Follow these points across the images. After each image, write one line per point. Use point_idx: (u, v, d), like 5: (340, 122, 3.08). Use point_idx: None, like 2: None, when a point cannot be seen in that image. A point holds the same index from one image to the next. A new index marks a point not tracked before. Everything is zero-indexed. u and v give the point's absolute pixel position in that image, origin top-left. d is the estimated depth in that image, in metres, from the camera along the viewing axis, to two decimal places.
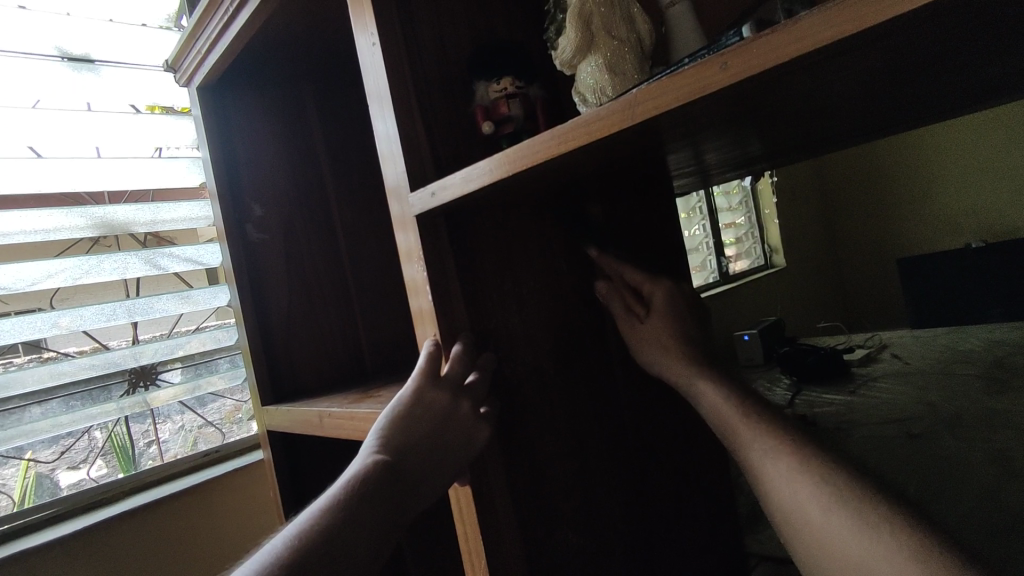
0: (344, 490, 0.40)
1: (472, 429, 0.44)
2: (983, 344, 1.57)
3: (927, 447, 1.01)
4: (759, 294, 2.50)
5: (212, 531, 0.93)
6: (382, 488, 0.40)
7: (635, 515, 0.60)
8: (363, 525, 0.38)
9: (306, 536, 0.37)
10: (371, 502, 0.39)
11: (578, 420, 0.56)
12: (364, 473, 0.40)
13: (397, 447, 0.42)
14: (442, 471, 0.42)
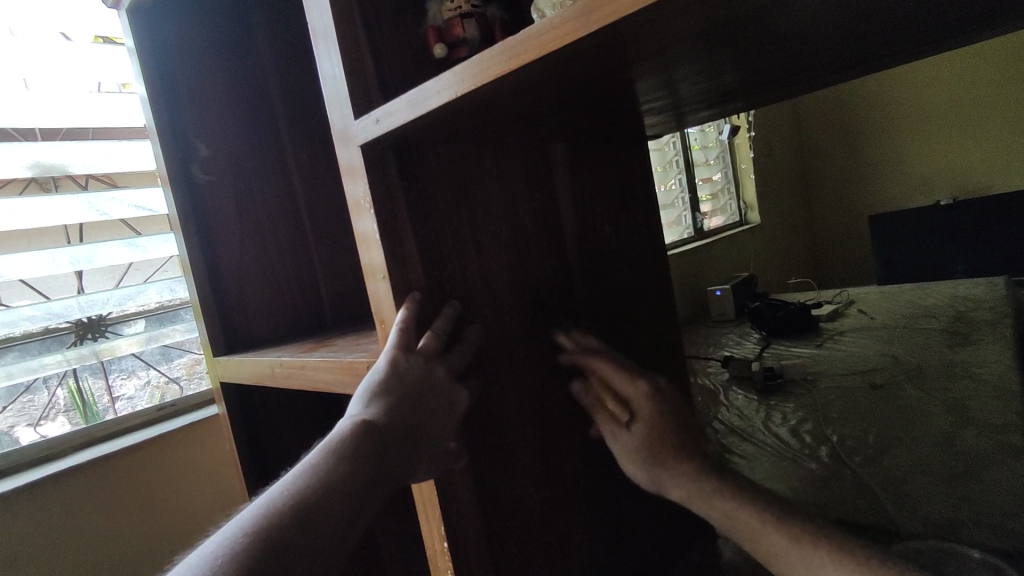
0: (323, 454, 0.38)
1: (450, 394, 0.43)
2: (946, 299, 1.61)
3: (888, 396, 1.03)
4: (734, 250, 2.51)
5: (155, 511, 0.89)
6: (364, 452, 0.38)
7: (599, 466, 0.59)
8: (344, 487, 0.37)
9: (284, 500, 0.35)
10: (354, 466, 0.38)
11: (540, 370, 0.54)
12: (344, 438, 0.39)
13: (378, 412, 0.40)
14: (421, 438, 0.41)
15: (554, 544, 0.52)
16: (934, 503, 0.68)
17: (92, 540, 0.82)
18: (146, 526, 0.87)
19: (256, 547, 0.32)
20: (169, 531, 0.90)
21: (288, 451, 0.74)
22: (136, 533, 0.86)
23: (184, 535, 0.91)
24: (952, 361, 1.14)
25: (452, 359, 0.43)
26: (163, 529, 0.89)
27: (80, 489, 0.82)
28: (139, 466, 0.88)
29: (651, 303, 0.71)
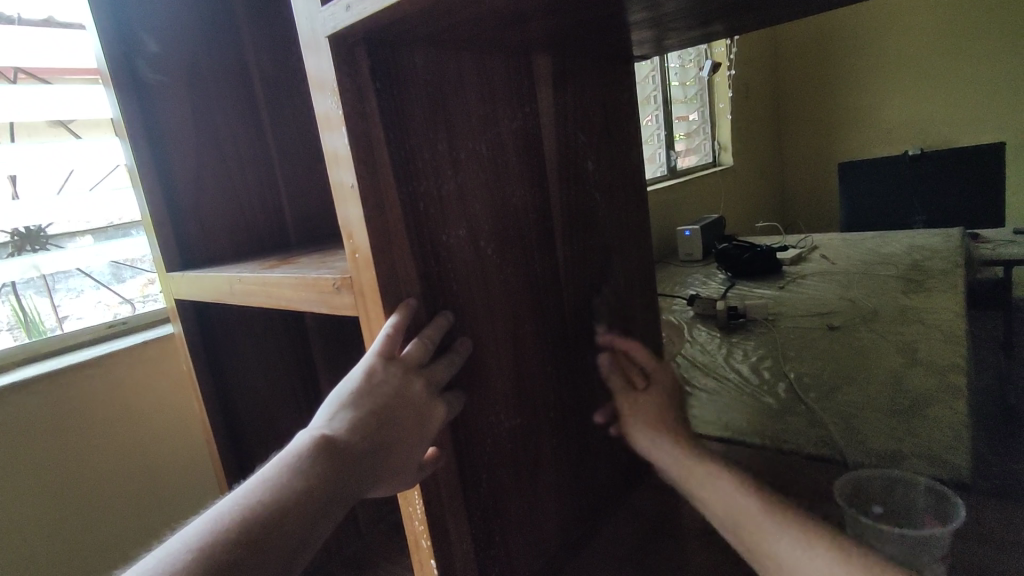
0: (281, 468, 0.39)
1: (423, 411, 0.42)
2: (905, 247, 1.66)
3: (844, 337, 1.06)
4: (706, 191, 2.51)
5: (104, 462, 0.78)
6: (325, 467, 0.39)
7: (573, 395, 0.58)
8: (299, 503, 0.38)
9: (235, 513, 0.36)
10: (310, 483, 0.38)
11: (518, 296, 0.52)
12: (305, 452, 0.40)
13: (343, 428, 0.41)
14: (387, 456, 0.41)
15: (523, 466, 0.52)
16: (880, 436, 0.71)
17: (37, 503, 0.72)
18: (97, 480, 0.78)
19: (196, 563, 0.34)
20: (129, 482, 0.81)
21: (249, 370, 0.71)
22: (86, 492, 0.76)
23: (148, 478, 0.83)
24: (905, 306, 1.18)
25: (433, 370, 0.42)
26: (122, 474, 0.80)
27: (21, 424, 0.72)
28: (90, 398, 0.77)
29: (630, 234, 0.69)
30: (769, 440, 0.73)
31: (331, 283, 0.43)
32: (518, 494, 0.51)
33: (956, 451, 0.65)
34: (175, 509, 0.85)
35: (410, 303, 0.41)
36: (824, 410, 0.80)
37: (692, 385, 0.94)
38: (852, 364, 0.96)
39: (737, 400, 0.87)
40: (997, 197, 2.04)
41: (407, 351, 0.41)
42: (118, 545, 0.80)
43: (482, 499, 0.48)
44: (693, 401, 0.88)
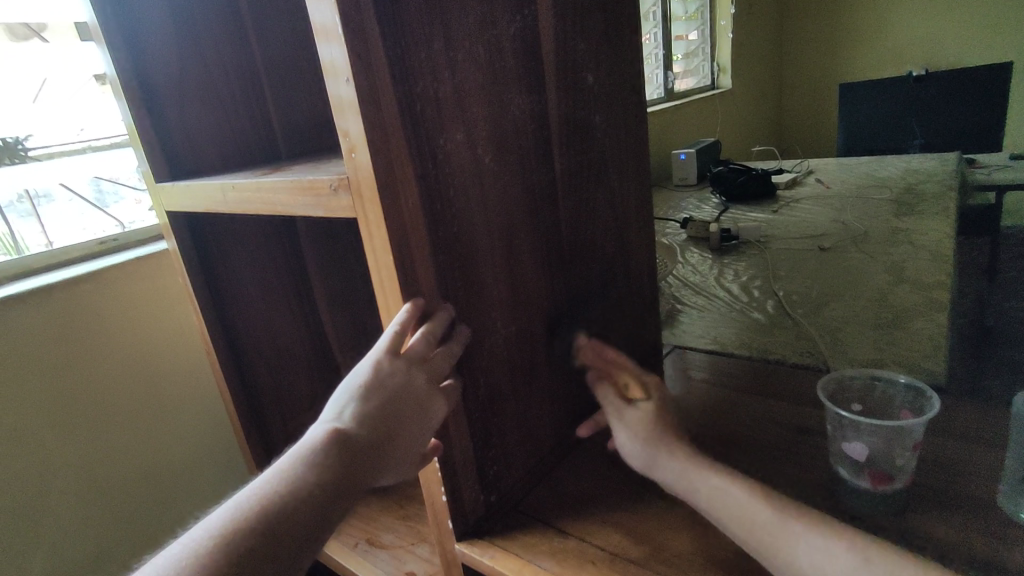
0: (296, 461, 0.42)
1: (426, 405, 0.45)
2: (900, 171, 1.65)
3: (834, 257, 1.08)
4: (704, 114, 2.46)
5: (100, 387, 0.74)
6: (333, 460, 0.43)
7: (570, 308, 0.59)
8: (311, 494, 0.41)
9: (253, 506, 0.40)
10: (323, 476, 0.42)
11: (515, 206, 0.51)
12: (319, 445, 0.43)
13: (353, 421, 0.44)
14: (394, 447, 0.45)
15: (520, 372, 0.54)
16: (863, 348, 0.74)
17: (39, 440, 0.69)
18: (112, 416, 0.75)
19: (221, 550, 0.38)
20: (131, 413, 0.77)
21: (245, 284, 0.72)
22: (97, 433, 0.74)
23: (152, 394, 0.80)
24: (897, 228, 1.19)
25: (435, 363, 0.45)
26: (130, 404, 0.77)
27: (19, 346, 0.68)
28: (80, 320, 0.72)
29: (632, 148, 0.67)
30: (755, 352, 0.75)
31: (328, 186, 0.43)
32: (514, 398, 0.53)
33: (935, 361, 0.68)
34: (188, 431, 0.84)
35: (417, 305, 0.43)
36: (811, 326, 0.82)
37: (682, 304, 0.96)
38: (840, 281, 0.98)
39: (726, 317, 0.89)
40: (996, 120, 2.01)
41: (411, 347, 0.44)
42: (129, 478, 0.78)
43: (481, 402, 0.50)
44: (683, 318, 0.91)
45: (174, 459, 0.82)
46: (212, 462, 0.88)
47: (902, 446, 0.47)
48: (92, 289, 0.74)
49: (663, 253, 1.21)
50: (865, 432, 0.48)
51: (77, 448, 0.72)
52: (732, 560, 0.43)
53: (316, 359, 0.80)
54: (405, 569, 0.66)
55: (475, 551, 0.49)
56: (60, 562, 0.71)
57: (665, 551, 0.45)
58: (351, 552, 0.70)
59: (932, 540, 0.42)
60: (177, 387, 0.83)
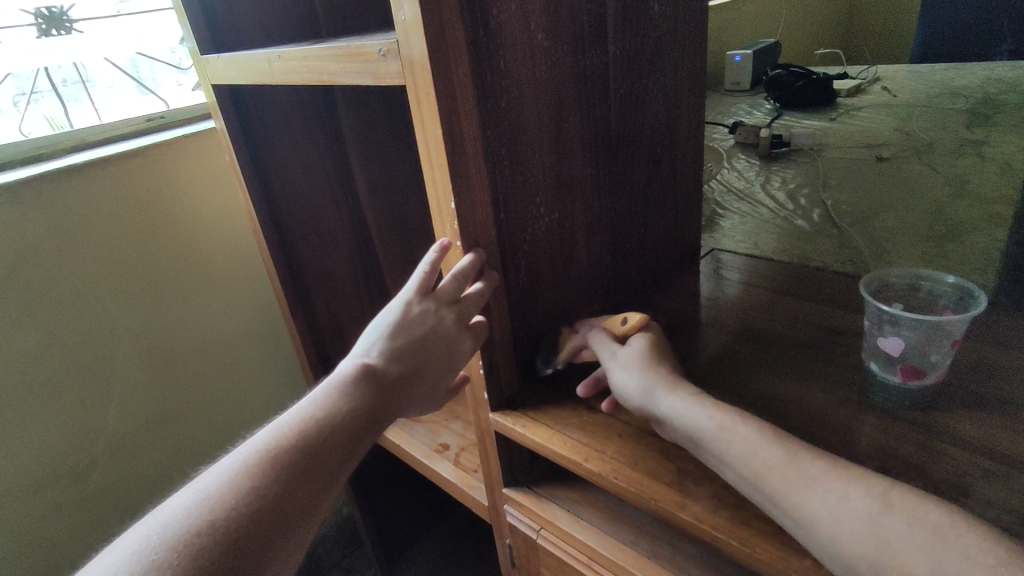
0: (331, 391, 0.44)
1: (456, 342, 0.47)
2: (980, 80, 1.51)
3: (891, 168, 1.02)
4: (767, 12, 2.26)
5: (154, 263, 0.78)
6: (367, 389, 0.44)
7: (612, 200, 0.58)
8: (348, 419, 0.42)
9: (295, 426, 0.41)
10: (357, 404, 0.43)
11: (564, 87, 0.49)
12: (349, 379, 0.45)
13: (382, 358, 0.46)
14: (419, 382, 0.47)
15: (558, 258, 0.54)
16: (910, 259, 0.71)
17: (104, 304, 0.74)
18: (169, 292, 0.80)
19: (270, 464, 0.38)
20: (185, 292, 0.82)
21: (290, 167, 0.73)
22: (156, 309, 0.79)
23: (202, 273, 0.83)
24: (966, 140, 1.11)
25: (466, 303, 0.46)
26: (184, 283, 0.82)
27: (82, 216, 0.71)
28: (134, 196, 0.75)
29: (692, 33, 0.63)
30: (795, 257, 0.74)
31: (377, 52, 0.42)
32: (552, 284, 0.54)
33: (986, 274, 0.66)
34: (239, 309, 0.89)
35: (450, 243, 0.46)
36: (858, 235, 0.79)
37: (724, 209, 0.94)
38: (895, 191, 0.93)
39: (769, 224, 0.87)
40: None
41: (443, 284, 0.46)
42: (186, 351, 0.84)
43: (519, 283, 0.51)
44: (724, 223, 0.89)
45: (227, 334, 0.88)
46: (261, 340, 0.93)
47: (940, 344, 0.45)
48: (144, 163, 0.76)
49: (709, 158, 1.17)
50: (905, 327, 0.46)
51: (138, 315, 0.78)
52: None
53: (357, 245, 0.82)
54: (440, 440, 0.72)
55: (508, 419, 0.52)
56: (130, 416, 0.79)
57: None
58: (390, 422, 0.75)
59: (955, 438, 0.43)
60: (226, 269, 0.86)
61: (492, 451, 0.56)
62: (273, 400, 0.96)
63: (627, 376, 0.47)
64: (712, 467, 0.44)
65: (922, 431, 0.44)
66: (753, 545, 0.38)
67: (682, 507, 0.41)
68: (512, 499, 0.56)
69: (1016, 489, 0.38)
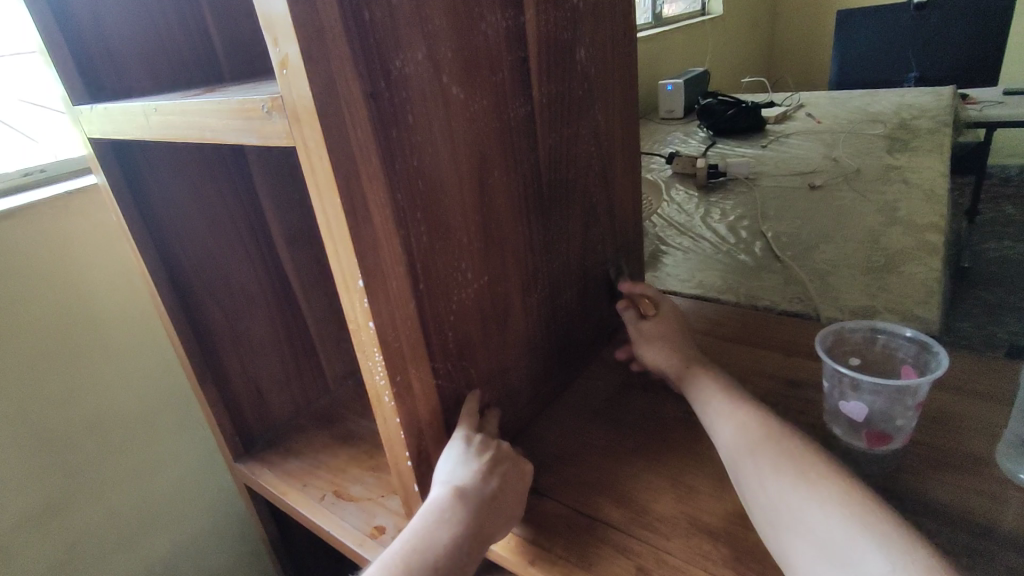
0: (425, 523, 0.41)
1: (521, 463, 0.45)
2: (894, 105, 1.58)
3: (825, 196, 1.03)
4: (693, 42, 2.33)
5: (39, 340, 0.65)
6: (457, 521, 0.41)
7: (548, 252, 0.54)
8: (447, 556, 0.40)
9: (396, 566, 0.39)
10: (452, 537, 0.40)
11: (485, 137, 0.44)
12: (439, 509, 0.41)
13: (468, 480, 0.42)
14: (505, 502, 0.43)
15: (491, 323, 0.49)
16: (854, 294, 0.70)
17: None
18: (57, 373, 0.67)
19: None
20: (78, 373, 0.69)
21: (191, 225, 0.65)
22: (40, 395, 0.66)
23: (88, 341, 0.70)
24: (889, 166, 1.14)
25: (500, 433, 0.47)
26: (73, 363, 0.68)
27: None
28: (6, 263, 0.62)
29: (623, 72, 0.59)
30: (742, 297, 0.72)
31: (261, 108, 0.36)
32: (486, 350, 0.49)
33: (929, 308, 0.65)
34: (145, 390, 0.76)
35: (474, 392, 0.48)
36: (801, 269, 0.78)
37: (667, 245, 0.91)
38: (831, 220, 0.93)
39: (713, 259, 0.85)
40: (994, 51, 1.93)
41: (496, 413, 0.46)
42: (83, 442, 0.70)
43: (447, 357, 0.45)
44: (667, 260, 0.86)
45: (131, 419, 0.75)
46: (170, 411, 0.79)
47: (903, 406, 0.43)
48: (19, 224, 0.63)
49: (648, 190, 1.15)
50: (869, 392, 0.43)
51: (10, 399, 0.63)
52: (717, 524, 0.41)
53: (275, 305, 0.75)
54: (375, 521, 0.63)
55: None
56: (6, 527, 0.64)
57: (646, 516, 0.42)
58: (317, 504, 0.67)
59: (926, 505, 0.39)
60: (120, 334, 0.72)
61: None
62: (191, 483, 0.82)
63: (646, 348, 0.55)
64: (673, 561, 0.38)
65: (891, 498, 0.40)
66: None
67: None
68: None
69: (1001, 567, 0.35)
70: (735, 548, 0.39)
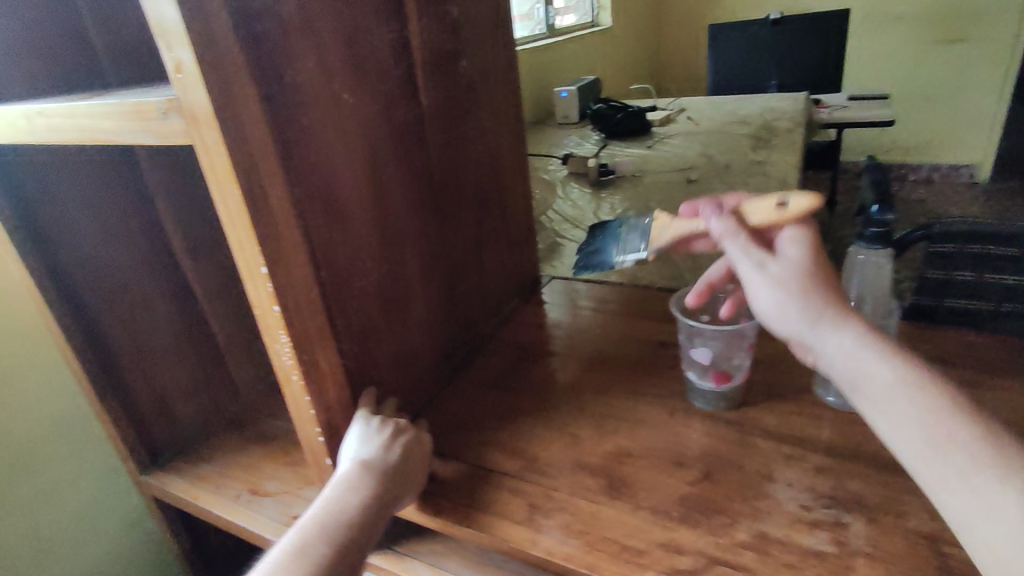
0: (333, 491, 0.44)
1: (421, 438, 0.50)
2: (759, 109, 1.78)
3: (699, 189, 1.16)
4: (585, 52, 2.47)
5: None
6: (366, 485, 0.44)
7: (442, 240, 0.59)
8: (357, 517, 0.43)
9: (308, 531, 0.42)
10: (361, 499, 0.44)
11: (376, 136, 0.49)
12: (348, 477, 0.45)
13: (374, 451, 0.46)
14: (410, 470, 0.47)
15: (392, 306, 0.53)
16: None
17: None
18: None
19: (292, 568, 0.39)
20: None
21: (81, 231, 0.64)
22: None
23: None
24: (753, 161, 1.30)
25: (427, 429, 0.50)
26: None
27: None
28: None
29: (505, 78, 0.66)
30: (626, 278, 0.80)
31: (157, 109, 0.39)
32: (389, 332, 0.53)
33: None
34: (40, 408, 0.72)
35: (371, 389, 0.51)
36: (677, 252, 0.88)
37: (561, 237, 0.99)
38: None
39: None
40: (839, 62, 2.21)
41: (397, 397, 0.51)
42: None
43: (351, 338, 0.49)
44: (561, 250, 0.94)
45: (24, 440, 0.71)
46: (66, 430, 0.75)
47: (738, 348, 0.51)
48: None
49: (544, 189, 1.23)
50: (710, 337, 0.50)
51: None
52: (597, 462, 0.47)
53: (178, 311, 0.74)
54: (293, 511, 0.65)
55: None
56: None
57: (537, 463, 0.48)
58: (234, 504, 0.67)
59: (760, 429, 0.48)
60: (7, 351, 0.69)
61: None
62: (95, 503, 0.79)
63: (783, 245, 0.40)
64: (560, 496, 0.45)
65: (734, 427, 0.49)
66: (599, 566, 0.39)
67: (533, 543, 0.41)
68: (370, 565, 0.53)
69: (811, 467, 0.44)
70: (610, 478, 0.45)
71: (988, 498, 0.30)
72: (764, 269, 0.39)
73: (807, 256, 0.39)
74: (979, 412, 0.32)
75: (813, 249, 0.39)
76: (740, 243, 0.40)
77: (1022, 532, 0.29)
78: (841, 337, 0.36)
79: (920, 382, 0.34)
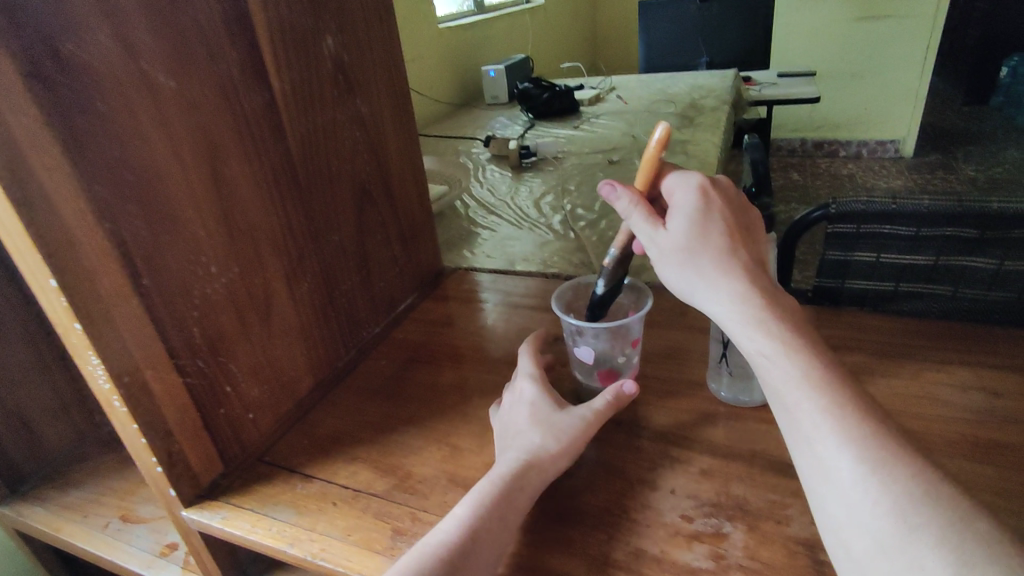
0: (513, 479, 0.38)
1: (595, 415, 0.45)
2: (687, 87, 1.77)
3: (620, 170, 1.13)
4: (517, 30, 2.41)
5: None
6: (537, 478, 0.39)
7: (314, 237, 0.53)
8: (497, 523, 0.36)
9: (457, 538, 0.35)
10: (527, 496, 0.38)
11: (212, 122, 0.42)
12: (536, 462, 0.39)
13: (563, 434, 0.41)
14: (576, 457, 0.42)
15: (250, 315, 0.47)
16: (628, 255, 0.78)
17: None
18: None
19: None
20: None
21: None
22: None
23: None
24: (676, 140, 1.28)
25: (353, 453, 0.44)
26: None
27: None
28: None
29: (385, 55, 0.60)
30: (534, 267, 0.77)
31: None
32: (247, 344, 0.47)
33: None
34: None
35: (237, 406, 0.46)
36: (590, 237, 0.85)
37: (474, 225, 0.94)
38: None
39: (515, 234, 0.89)
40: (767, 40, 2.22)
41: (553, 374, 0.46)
42: None
43: (195, 355, 0.43)
44: (473, 239, 0.89)
45: None
46: None
47: (623, 347, 0.48)
48: None
49: (462, 174, 1.18)
50: (592, 337, 0.47)
51: None
52: (475, 477, 0.43)
53: None
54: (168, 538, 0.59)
55: (204, 514, 0.44)
56: None
57: (410, 481, 0.44)
58: (100, 534, 0.61)
59: (648, 430, 0.45)
60: None
61: (205, 553, 0.47)
62: None
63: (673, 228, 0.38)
64: (431, 519, 0.40)
65: (622, 429, 0.46)
66: None
67: None
68: None
69: (695, 470, 0.41)
70: None
71: (876, 521, 0.29)
72: (652, 243, 0.39)
73: (692, 225, 0.38)
74: (891, 437, 0.31)
75: (699, 216, 0.38)
76: (640, 221, 0.39)
77: (848, 492, 0.30)
78: (715, 300, 0.37)
79: (838, 403, 0.32)
